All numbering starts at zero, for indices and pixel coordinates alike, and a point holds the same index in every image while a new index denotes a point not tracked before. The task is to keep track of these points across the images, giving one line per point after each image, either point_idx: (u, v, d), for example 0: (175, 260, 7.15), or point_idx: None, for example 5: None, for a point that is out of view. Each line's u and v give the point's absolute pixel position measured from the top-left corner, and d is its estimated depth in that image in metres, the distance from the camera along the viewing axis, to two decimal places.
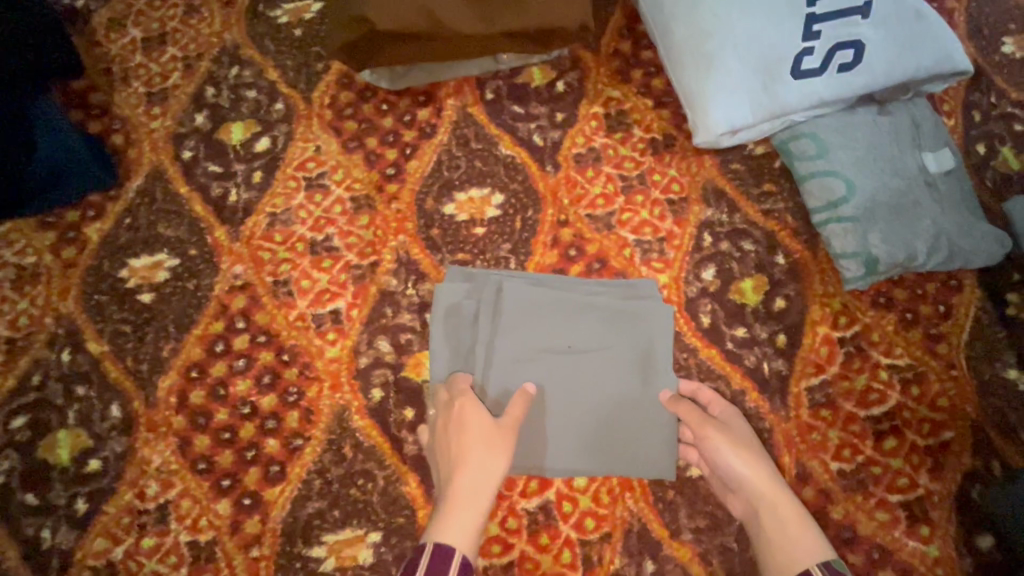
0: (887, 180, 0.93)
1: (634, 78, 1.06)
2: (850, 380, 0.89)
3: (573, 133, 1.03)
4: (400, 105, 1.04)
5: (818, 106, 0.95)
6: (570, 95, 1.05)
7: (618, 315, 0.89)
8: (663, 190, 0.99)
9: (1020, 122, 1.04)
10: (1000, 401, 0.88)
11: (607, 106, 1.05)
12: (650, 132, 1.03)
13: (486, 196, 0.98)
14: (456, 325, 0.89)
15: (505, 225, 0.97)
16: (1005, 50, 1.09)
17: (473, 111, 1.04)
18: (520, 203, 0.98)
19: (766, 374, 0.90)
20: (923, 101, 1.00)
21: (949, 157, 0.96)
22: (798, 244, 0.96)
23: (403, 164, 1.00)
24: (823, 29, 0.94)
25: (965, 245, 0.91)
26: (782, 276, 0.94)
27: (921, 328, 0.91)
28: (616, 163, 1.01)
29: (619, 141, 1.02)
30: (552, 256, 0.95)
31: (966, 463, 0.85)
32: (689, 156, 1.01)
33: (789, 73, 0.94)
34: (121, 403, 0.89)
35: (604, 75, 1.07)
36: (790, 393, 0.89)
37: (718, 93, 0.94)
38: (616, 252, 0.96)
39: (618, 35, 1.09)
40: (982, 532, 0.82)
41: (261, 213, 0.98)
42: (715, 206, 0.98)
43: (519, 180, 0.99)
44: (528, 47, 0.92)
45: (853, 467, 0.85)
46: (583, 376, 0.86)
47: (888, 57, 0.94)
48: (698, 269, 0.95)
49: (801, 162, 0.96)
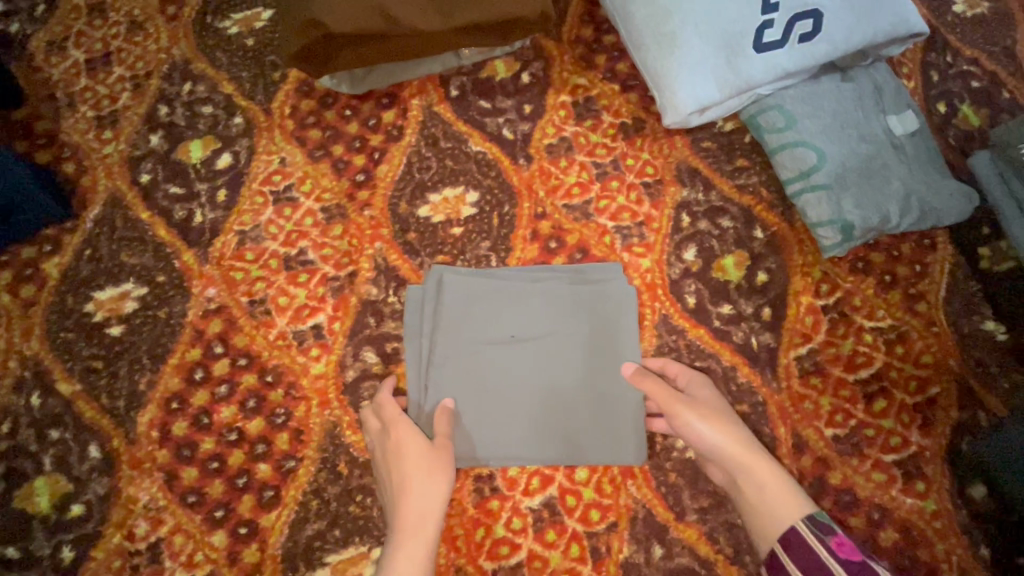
0: (855, 146, 0.94)
1: (599, 63, 1.05)
2: (836, 346, 0.90)
3: (543, 124, 1.01)
4: (364, 109, 1.01)
5: (782, 79, 0.96)
6: (536, 85, 1.04)
7: (575, 301, 0.89)
8: (638, 174, 0.99)
9: (976, 78, 1.06)
10: (981, 353, 0.90)
11: (574, 94, 1.03)
12: (620, 117, 1.02)
13: (460, 195, 0.96)
14: (418, 335, 0.88)
15: (482, 223, 0.95)
16: (955, 10, 1.12)
17: (439, 110, 1.02)
18: (495, 200, 0.96)
19: (755, 348, 0.90)
20: (883, 66, 1.01)
21: (912, 119, 0.97)
22: (774, 217, 0.96)
23: (373, 170, 0.98)
24: (781, 1, 0.94)
25: (935, 203, 0.93)
26: (762, 250, 0.95)
27: (900, 289, 0.93)
28: (588, 150, 1.00)
29: (589, 128, 1.01)
30: (533, 250, 0.94)
31: (954, 416, 0.87)
32: (660, 138, 1.01)
33: (752, 47, 0.94)
34: (100, 442, 0.85)
35: (568, 63, 1.06)
36: (780, 365, 0.89)
37: (684, 73, 0.94)
38: (597, 240, 0.95)
39: (579, 21, 1.08)
40: (974, 482, 0.84)
41: (230, 232, 0.94)
42: (691, 186, 0.98)
43: (492, 176, 0.98)
44: (490, 41, 0.89)
45: (847, 432, 0.86)
46: (548, 366, 0.87)
47: (847, 24, 0.94)
48: (679, 250, 0.95)
49: (771, 134, 0.97)
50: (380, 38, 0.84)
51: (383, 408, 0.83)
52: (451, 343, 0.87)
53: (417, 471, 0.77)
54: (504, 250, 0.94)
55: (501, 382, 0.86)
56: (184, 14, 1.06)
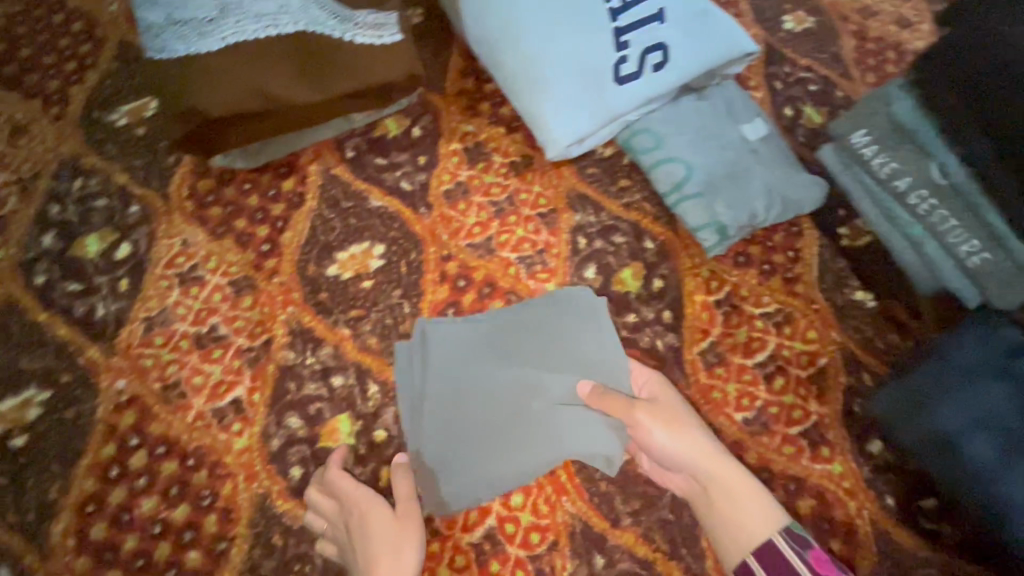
0: (717, 155, 1.05)
1: (483, 110, 1.14)
2: (733, 336, 0.98)
3: (438, 173, 1.08)
4: (263, 182, 1.04)
5: (644, 105, 1.07)
6: (427, 137, 1.10)
7: (546, 330, 0.94)
8: (532, 206, 1.06)
9: (813, 83, 1.22)
10: (857, 320, 1.00)
11: (464, 141, 1.11)
12: (509, 156, 1.10)
13: (366, 250, 1.00)
14: (407, 380, 0.91)
15: (391, 273, 0.99)
16: (786, 28, 1.29)
17: (338, 172, 1.06)
18: (401, 249, 1.01)
19: (661, 350, 0.97)
20: (730, 83, 1.14)
21: (762, 125, 1.10)
22: (661, 227, 1.05)
23: (278, 238, 1.00)
24: (630, 38, 1.05)
25: (793, 196, 1.04)
26: (655, 259, 1.03)
27: (779, 275, 1.03)
28: (483, 191, 1.07)
29: (482, 171, 1.08)
30: (443, 290, 0.98)
31: (844, 382, 0.96)
32: (548, 170, 1.09)
33: (612, 82, 1.04)
34: (11, 563, 0.80)
35: (455, 113, 1.13)
36: (686, 362, 0.96)
37: (555, 114, 1.04)
38: (503, 273, 1.00)
39: (461, 75, 1.17)
40: (871, 438, 0.92)
41: (136, 320, 0.93)
42: (582, 210, 1.06)
43: (396, 228, 1.02)
44: (369, 105, 0.88)
45: (754, 413, 0.93)
46: (528, 390, 0.89)
47: (690, 52, 1.06)
48: (580, 270, 1.01)
49: (644, 154, 1.07)
50: (256, 116, 0.82)
51: (336, 485, 0.83)
52: (440, 381, 0.90)
53: (386, 547, 0.78)
54: (416, 296, 0.98)
55: (485, 414, 0.88)
56: (70, 113, 1.07)
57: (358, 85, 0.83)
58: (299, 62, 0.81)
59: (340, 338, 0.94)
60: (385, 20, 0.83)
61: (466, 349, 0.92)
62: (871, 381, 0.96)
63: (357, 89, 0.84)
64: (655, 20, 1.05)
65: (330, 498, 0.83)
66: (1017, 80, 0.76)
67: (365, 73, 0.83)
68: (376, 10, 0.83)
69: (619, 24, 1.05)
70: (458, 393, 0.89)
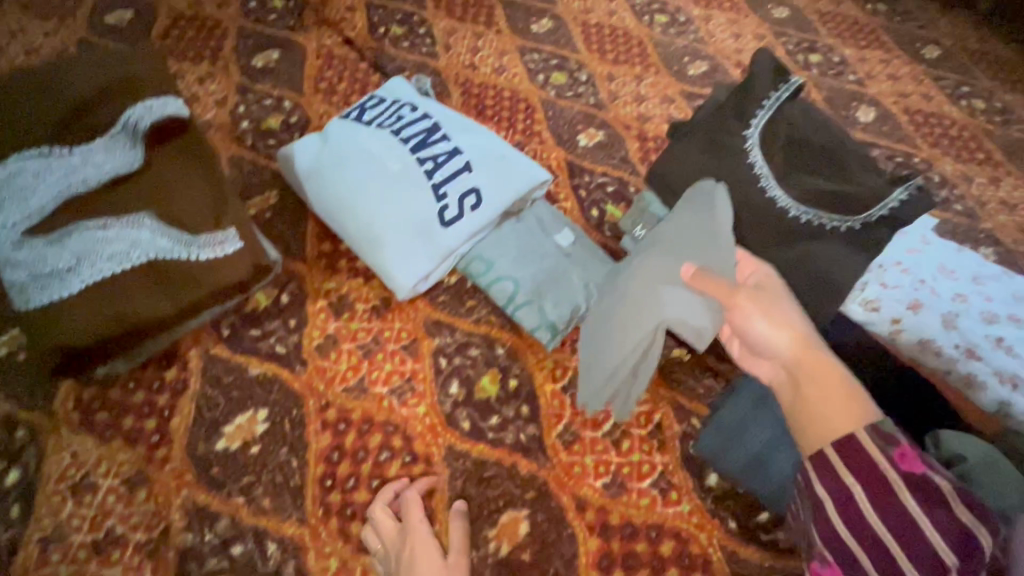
0: (539, 265, 1.28)
1: (343, 266, 1.32)
2: (582, 414, 1.15)
3: (309, 330, 1.23)
4: (146, 376, 1.14)
5: (471, 237, 1.29)
6: (295, 301, 1.26)
7: (671, 255, 1.09)
8: (396, 341, 1.23)
9: (610, 185, 1.51)
10: (679, 374, 1.21)
11: (329, 296, 1.28)
12: (370, 301, 1.27)
13: (251, 416, 1.11)
14: (589, 352, 1.16)
15: (276, 432, 1.10)
16: (582, 145, 1.60)
17: (216, 351, 1.19)
18: (283, 408, 1.13)
19: (525, 441, 1.12)
20: (542, 202, 1.40)
21: (571, 231, 1.35)
22: (507, 333, 1.25)
23: (165, 426, 1.10)
24: (447, 190, 1.29)
25: (605, 284, 1.27)
26: (507, 362, 1.21)
27: None
28: (351, 337, 1.22)
29: (348, 319, 1.25)
30: (327, 437, 1.10)
31: (678, 430, 1.15)
32: (405, 306, 1.27)
33: (439, 226, 1.26)
34: None
35: (318, 273, 1.31)
36: (547, 447, 1.12)
37: (398, 262, 1.24)
38: (378, 407, 1.14)
39: (319, 240, 1.36)
40: (709, 473, 1.11)
41: (30, 542, 0.98)
42: (439, 334, 1.24)
43: (275, 389, 1.15)
44: (225, 296, 1.05)
45: (611, 477, 1.09)
46: (631, 322, 1.07)
47: (498, 188, 1.31)
48: (445, 387, 1.17)
49: (480, 277, 1.28)
50: (123, 336, 0.96)
51: (411, 513, 1.01)
52: (611, 325, 1.11)
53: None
54: (302, 449, 1.09)
55: (611, 331, 1.11)
56: None
57: (210, 288, 1.01)
58: (154, 285, 0.97)
59: (235, 507, 1.03)
60: (224, 235, 1.01)
61: (647, 272, 1.10)
62: (698, 423, 1.16)
63: (211, 291, 1.01)
64: (464, 172, 1.31)
65: (406, 521, 1.00)
66: (745, 205, 1.07)
67: (215, 279, 1.01)
68: (214, 227, 1.01)
69: (436, 181, 1.29)
70: (631, 323, 1.07)
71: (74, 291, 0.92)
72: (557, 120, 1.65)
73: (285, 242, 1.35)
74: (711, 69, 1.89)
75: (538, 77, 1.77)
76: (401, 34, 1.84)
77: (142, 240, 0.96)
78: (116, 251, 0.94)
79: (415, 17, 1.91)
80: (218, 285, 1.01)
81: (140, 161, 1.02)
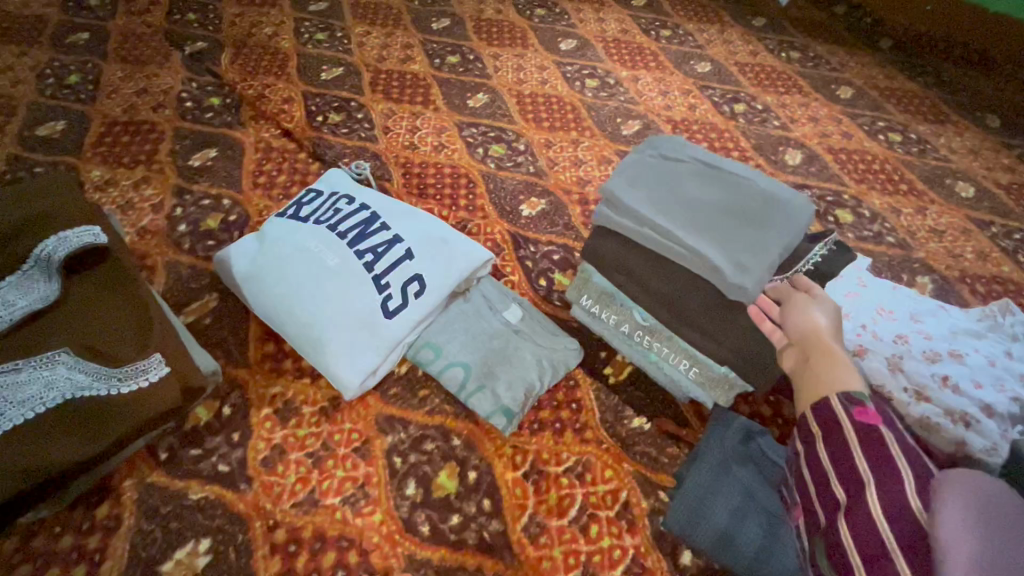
0: (488, 346, 1.26)
1: (288, 368, 1.28)
2: (546, 501, 1.11)
3: (254, 442, 1.17)
4: (74, 517, 1.06)
5: (417, 325, 1.27)
6: (238, 412, 1.21)
7: (763, 195, 1.08)
8: (347, 443, 1.17)
9: (556, 253, 1.53)
10: (641, 444, 1.19)
11: (274, 402, 1.22)
12: (318, 403, 1.23)
13: (191, 549, 1.04)
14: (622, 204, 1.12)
15: (220, 564, 1.02)
16: (525, 215, 1.62)
17: (152, 478, 1.11)
18: (228, 535, 1.05)
19: (489, 539, 1.07)
20: (487, 279, 1.39)
21: (518, 307, 1.34)
22: (463, 422, 1.21)
23: (96, 573, 1.01)
24: (389, 279, 1.28)
25: (558, 359, 1.26)
26: (464, 453, 1.17)
27: (570, 428, 1.21)
28: (299, 445, 1.17)
29: (295, 425, 1.19)
30: (276, 562, 1.03)
31: (646, 506, 1.11)
32: (355, 404, 1.23)
33: (383, 318, 1.24)
34: None
35: (262, 379, 1.26)
36: (512, 543, 1.06)
37: (342, 360, 1.21)
38: (330, 520, 1.08)
39: (262, 342, 1.32)
40: (682, 550, 1.07)
41: None
42: (392, 430, 1.20)
43: (218, 514, 1.07)
44: (151, 425, 0.99)
45: (582, 568, 1.04)
46: (698, 209, 1.07)
47: (441, 272, 1.30)
48: (401, 489, 1.12)
49: (430, 365, 1.25)
50: (33, 488, 0.88)
51: None
52: (664, 197, 1.09)
53: None
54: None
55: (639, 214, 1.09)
56: None
57: (132, 420, 0.95)
58: (67, 427, 0.91)
59: None
60: (147, 362, 0.97)
61: (681, 179, 1.12)
62: (666, 497, 1.12)
63: (133, 423, 0.96)
64: (405, 259, 1.30)
65: None
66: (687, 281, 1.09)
67: (137, 410, 0.96)
68: (137, 356, 0.97)
69: (377, 272, 1.28)
70: (686, 205, 1.08)
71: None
72: (499, 192, 1.68)
73: (226, 348, 1.30)
74: (643, 126, 1.97)
75: (477, 151, 1.81)
76: (340, 121, 1.88)
77: (56, 383, 0.91)
78: (27, 399, 0.89)
79: (352, 103, 1.95)
80: (139, 414, 0.96)
81: (52, 295, 0.98)
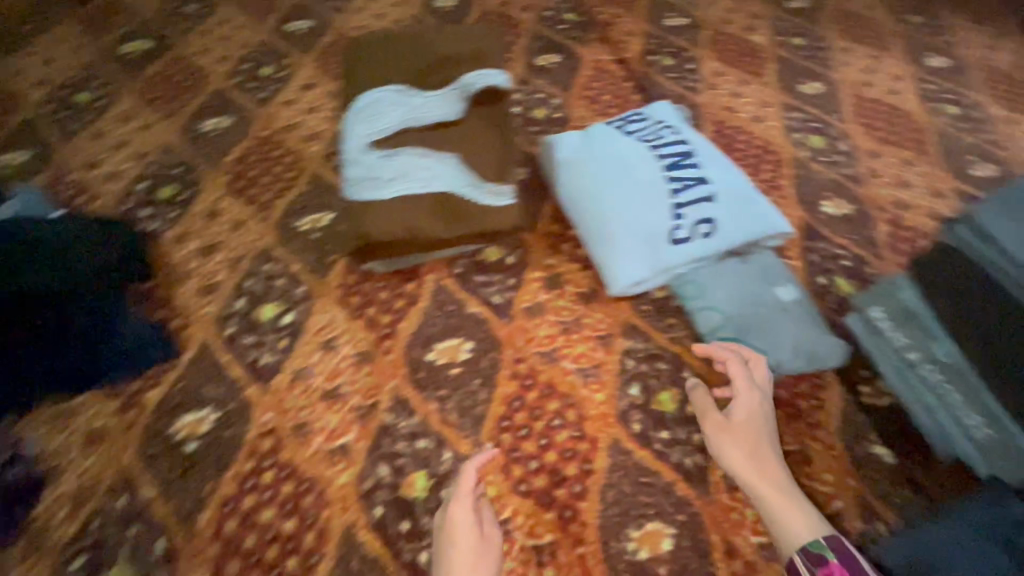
0: (752, 309, 1.27)
1: (564, 248, 1.46)
2: None
3: (522, 291, 1.38)
4: (393, 282, 1.38)
5: (693, 261, 1.33)
6: (518, 264, 1.43)
7: None
8: (593, 329, 1.32)
9: (846, 259, 1.44)
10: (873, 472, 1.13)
11: (546, 270, 1.42)
12: (580, 286, 1.39)
13: (459, 343, 1.29)
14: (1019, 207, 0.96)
15: (475, 364, 1.26)
16: (825, 212, 1.55)
17: (447, 281, 1.39)
18: (486, 348, 1.28)
19: (689, 467, 1.13)
20: (769, 251, 1.38)
21: (794, 289, 1.31)
22: (699, 361, 1.26)
23: (395, 325, 1.32)
24: (686, 211, 1.35)
25: (820, 352, 1.22)
26: (691, 387, 1.23)
27: (802, 419, 1.19)
28: (556, 311, 1.35)
29: (557, 295, 1.37)
30: (513, 385, 1.23)
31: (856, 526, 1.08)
32: (609, 301, 1.36)
33: (668, 242, 1.32)
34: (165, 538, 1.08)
35: (543, 248, 1.46)
36: (709, 481, 1.11)
37: (620, 261, 1.33)
38: (562, 379, 1.24)
39: (552, 220, 1.51)
40: None
41: (286, 371, 1.25)
42: (633, 337, 1.30)
43: (484, 330, 1.31)
44: (477, 240, 1.23)
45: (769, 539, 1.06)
46: None
47: (735, 225, 1.33)
48: (626, 386, 1.23)
49: (689, 300, 1.32)
50: (405, 235, 1.19)
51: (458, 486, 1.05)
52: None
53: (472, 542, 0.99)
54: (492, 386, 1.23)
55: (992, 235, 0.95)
56: (272, 215, 1.50)
57: (473, 225, 1.20)
58: (438, 206, 1.19)
59: (427, 409, 1.20)
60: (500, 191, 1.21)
61: None
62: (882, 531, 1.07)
63: (471, 228, 1.20)
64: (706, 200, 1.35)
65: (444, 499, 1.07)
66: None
67: (479, 221, 1.21)
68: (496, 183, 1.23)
69: (677, 201, 1.36)
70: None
71: (391, 191, 1.19)
72: (805, 181, 1.62)
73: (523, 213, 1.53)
74: (1001, 175, 1.69)
75: (795, 136, 1.75)
76: (670, 67, 1.96)
77: (447, 174, 1.21)
78: (428, 175, 1.21)
79: (686, 52, 2.01)
80: (479, 225, 1.21)
81: (461, 121, 1.29)
